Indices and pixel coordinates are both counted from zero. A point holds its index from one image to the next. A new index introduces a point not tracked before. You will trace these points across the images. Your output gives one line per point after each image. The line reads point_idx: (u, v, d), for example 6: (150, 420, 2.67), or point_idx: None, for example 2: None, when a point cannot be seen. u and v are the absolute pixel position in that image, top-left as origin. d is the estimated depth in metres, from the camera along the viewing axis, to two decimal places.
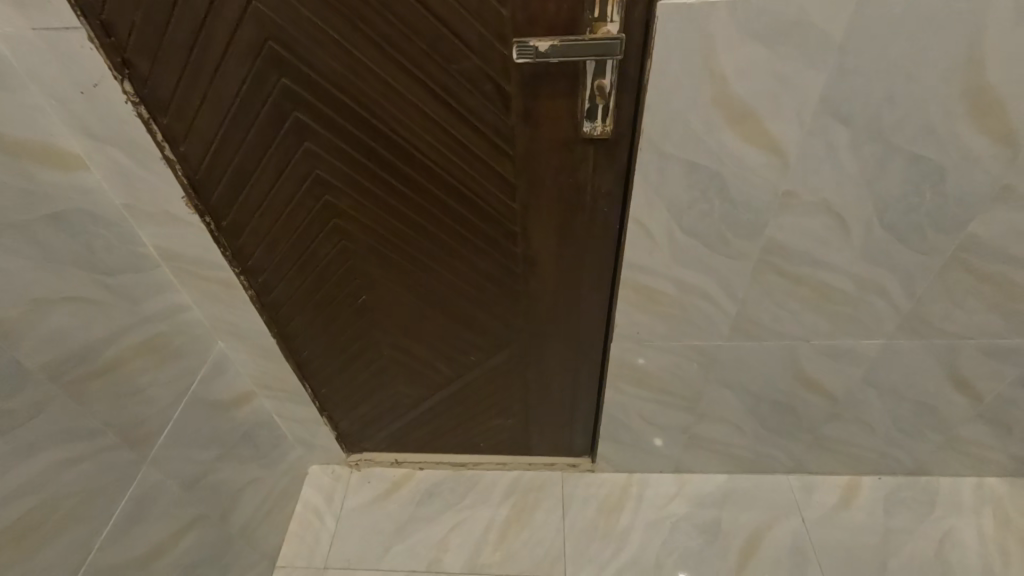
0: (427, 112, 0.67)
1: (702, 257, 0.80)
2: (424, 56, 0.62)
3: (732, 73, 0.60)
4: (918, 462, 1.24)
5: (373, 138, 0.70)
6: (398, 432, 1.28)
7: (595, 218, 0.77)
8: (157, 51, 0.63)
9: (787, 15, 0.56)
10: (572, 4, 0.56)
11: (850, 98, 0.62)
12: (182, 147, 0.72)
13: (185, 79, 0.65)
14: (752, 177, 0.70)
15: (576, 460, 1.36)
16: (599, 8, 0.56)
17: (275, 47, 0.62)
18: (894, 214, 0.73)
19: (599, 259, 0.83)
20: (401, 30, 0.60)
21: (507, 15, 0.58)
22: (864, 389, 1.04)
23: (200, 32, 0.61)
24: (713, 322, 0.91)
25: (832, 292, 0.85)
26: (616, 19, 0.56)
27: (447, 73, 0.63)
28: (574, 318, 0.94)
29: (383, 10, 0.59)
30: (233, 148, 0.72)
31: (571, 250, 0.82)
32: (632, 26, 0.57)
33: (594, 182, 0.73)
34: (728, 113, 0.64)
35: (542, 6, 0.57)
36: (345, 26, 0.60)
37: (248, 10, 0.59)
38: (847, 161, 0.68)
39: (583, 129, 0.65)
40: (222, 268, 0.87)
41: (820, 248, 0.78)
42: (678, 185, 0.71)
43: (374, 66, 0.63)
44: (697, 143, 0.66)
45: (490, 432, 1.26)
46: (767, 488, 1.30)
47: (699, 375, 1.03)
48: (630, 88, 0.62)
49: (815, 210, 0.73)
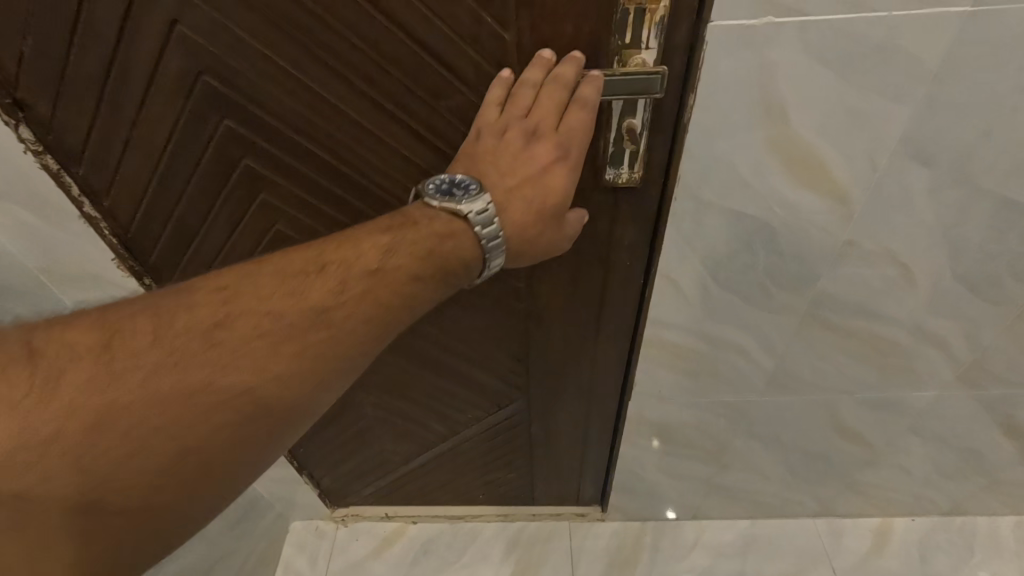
0: (410, 158, 0.54)
1: (740, 312, 0.68)
2: (404, 92, 0.49)
3: (795, 108, 0.47)
4: (956, 503, 1.14)
5: (344, 188, 0.57)
6: (388, 487, 1.15)
7: (615, 272, 0.65)
8: (57, 88, 0.49)
9: (872, 38, 0.43)
10: (594, 26, 0.44)
11: (936, 136, 0.50)
12: (106, 201, 0.58)
13: (98, 122, 0.51)
14: (807, 226, 0.58)
15: (585, 509, 1.24)
16: (630, 31, 0.43)
17: (211, 82, 0.48)
18: (969, 263, 0.62)
19: (618, 316, 0.71)
20: (374, 61, 0.47)
21: (510, 40, 0.46)
22: (908, 437, 0.94)
23: (110, 65, 0.47)
24: (746, 377, 0.79)
25: (885, 344, 0.74)
26: (653, 46, 0.44)
27: (434, 112, 0.50)
28: (587, 376, 0.82)
29: (349, 35, 0.46)
30: (170, 202, 0.58)
31: (585, 305, 0.70)
32: (672, 53, 0.45)
33: (615, 234, 0.60)
34: (785, 155, 0.51)
35: (556, 29, 0.44)
36: (301, 56, 0.47)
37: (171, 37, 0.46)
38: (923, 207, 0.56)
39: (605, 176, 0.53)
40: None
41: (878, 299, 0.67)
42: (717, 236, 0.59)
43: (340, 104, 0.50)
44: (744, 190, 0.54)
45: (490, 485, 1.13)
46: (792, 534, 1.19)
47: (725, 428, 0.91)
48: (665, 128, 0.50)
49: (878, 260, 0.61)
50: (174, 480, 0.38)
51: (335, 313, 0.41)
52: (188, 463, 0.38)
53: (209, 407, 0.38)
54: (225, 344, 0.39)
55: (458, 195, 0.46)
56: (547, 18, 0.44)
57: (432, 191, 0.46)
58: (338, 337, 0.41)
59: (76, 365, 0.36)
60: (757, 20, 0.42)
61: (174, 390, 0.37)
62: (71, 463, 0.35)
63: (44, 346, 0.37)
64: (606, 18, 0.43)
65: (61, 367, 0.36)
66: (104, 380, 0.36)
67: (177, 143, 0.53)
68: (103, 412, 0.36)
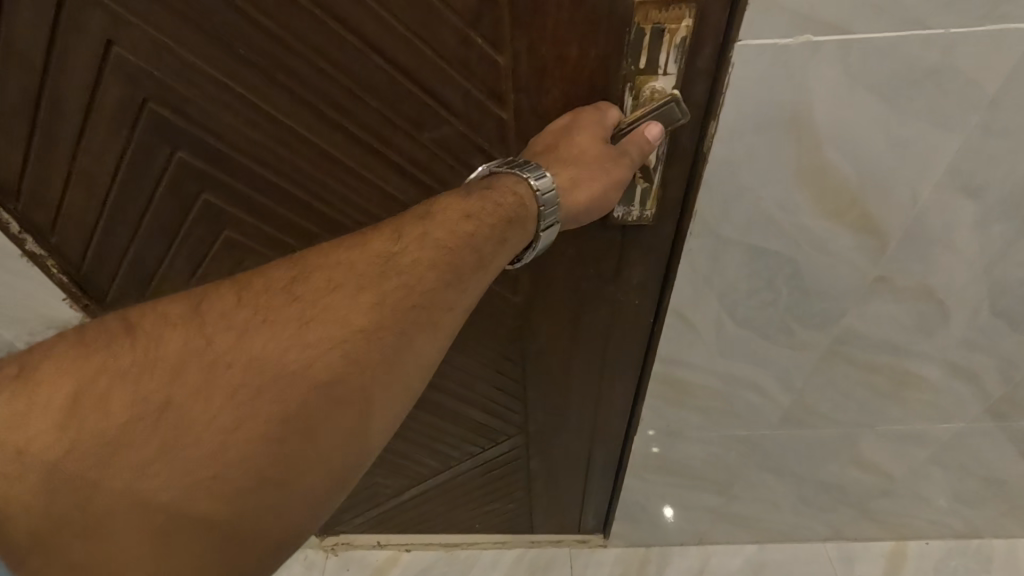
0: (390, 194, 0.48)
1: (759, 349, 0.62)
2: (382, 123, 0.43)
3: (830, 137, 0.41)
4: (972, 528, 1.10)
5: (318, 224, 0.51)
6: (378, 518, 1.09)
7: (621, 312, 0.58)
8: None
9: (925, 60, 0.37)
10: (604, 49, 0.38)
11: (988, 168, 0.44)
12: (53, 238, 0.52)
13: (34, 152, 0.44)
14: (836, 262, 0.52)
15: (586, 536, 1.17)
16: (646, 56, 0.38)
17: (159, 110, 0.42)
18: (1011, 298, 0.56)
19: (623, 354, 0.65)
20: (347, 87, 0.41)
21: (505, 63, 0.40)
22: (929, 467, 0.88)
23: (41, 90, 0.41)
24: (761, 413, 0.74)
25: (912, 379, 0.68)
26: (672, 70, 0.39)
27: (417, 145, 0.45)
28: (590, 415, 0.76)
29: (317, 58, 0.39)
30: (124, 239, 0.52)
31: (588, 344, 0.64)
32: (693, 77, 0.39)
33: (620, 273, 0.54)
34: (816, 188, 0.45)
35: (558, 52, 0.39)
36: (261, 81, 0.40)
37: (108, 61, 0.39)
38: (965, 242, 0.50)
39: (614, 214, 0.47)
40: None
41: (906, 336, 0.61)
42: (735, 273, 0.53)
43: (311, 135, 0.44)
44: (767, 225, 0.48)
45: (486, 515, 1.08)
46: (801, 560, 1.14)
47: (737, 462, 0.86)
48: (683, 160, 0.44)
49: (912, 296, 0.56)
50: (282, 443, 0.32)
51: (423, 258, 0.36)
52: (288, 431, 0.32)
53: (300, 362, 0.33)
54: (303, 299, 0.34)
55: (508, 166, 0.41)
56: (549, 39, 0.38)
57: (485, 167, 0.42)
58: (416, 282, 0.35)
59: (176, 331, 0.34)
60: (792, 39, 0.36)
61: (263, 347, 0.33)
62: (172, 436, 0.32)
63: (140, 318, 0.35)
64: (617, 40, 0.38)
65: (160, 334, 0.34)
66: (194, 345, 0.34)
67: (126, 177, 0.46)
68: (202, 375, 0.33)
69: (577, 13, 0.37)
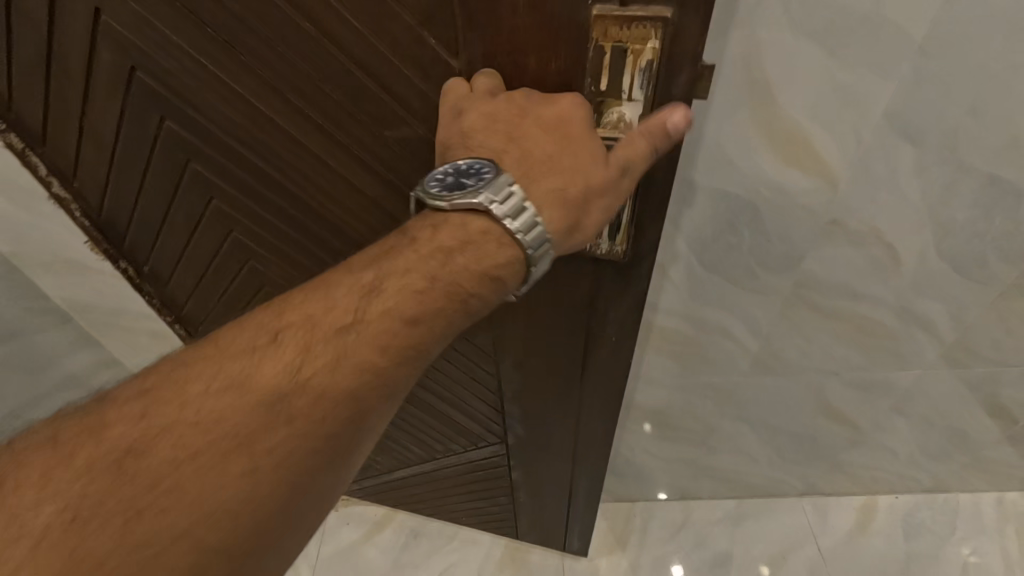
0: (359, 189, 0.50)
1: (727, 294, 0.68)
2: (343, 116, 0.44)
3: (780, 83, 0.46)
4: (939, 481, 1.16)
5: (295, 206, 0.54)
6: (371, 493, 1.15)
7: (597, 347, 0.60)
8: (8, 69, 0.47)
9: (858, 9, 0.42)
10: (564, 65, 0.36)
11: (922, 113, 0.49)
12: (75, 183, 0.57)
13: (51, 105, 0.49)
14: (792, 206, 0.57)
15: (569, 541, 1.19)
16: (606, 80, 0.36)
17: (145, 78, 0.45)
18: (954, 242, 0.61)
19: (598, 386, 0.66)
20: (306, 76, 0.42)
21: (459, 69, 0.38)
22: (892, 417, 0.94)
23: (50, 48, 0.45)
24: (732, 359, 0.79)
25: (871, 325, 0.74)
26: (638, 98, 0.36)
27: (381, 142, 0.45)
28: (569, 436, 0.78)
29: (275, 43, 0.40)
30: (132, 194, 0.57)
31: (564, 373, 0.65)
32: (663, 105, 0.37)
33: (597, 312, 0.55)
34: (769, 132, 0.50)
35: (516, 63, 0.37)
36: (227, 59, 0.42)
37: (98, 26, 0.43)
38: (908, 185, 0.55)
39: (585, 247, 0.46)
40: (152, 317, 0.75)
41: (862, 281, 0.67)
42: (701, 216, 0.58)
43: (277, 119, 0.45)
44: (729, 170, 0.53)
45: (468, 507, 1.12)
46: (778, 513, 1.20)
47: (713, 411, 0.91)
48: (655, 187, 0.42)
49: (863, 239, 0.61)
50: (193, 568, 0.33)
51: (337, 363, 0.36)
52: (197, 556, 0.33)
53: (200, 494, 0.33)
54: (203, 421, 0.33)
55: (471, 183, 0.36)
56: (507, 47, 0.36)
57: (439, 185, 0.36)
58: (326, 393, 0.35)
59: (71, 465, 0.32)
60: None
61: (156, 484, 0.32)
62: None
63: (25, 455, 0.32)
64: (579, 57, 0.35)
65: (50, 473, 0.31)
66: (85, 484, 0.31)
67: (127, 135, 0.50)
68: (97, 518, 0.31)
69: (534, 20, 0.34)
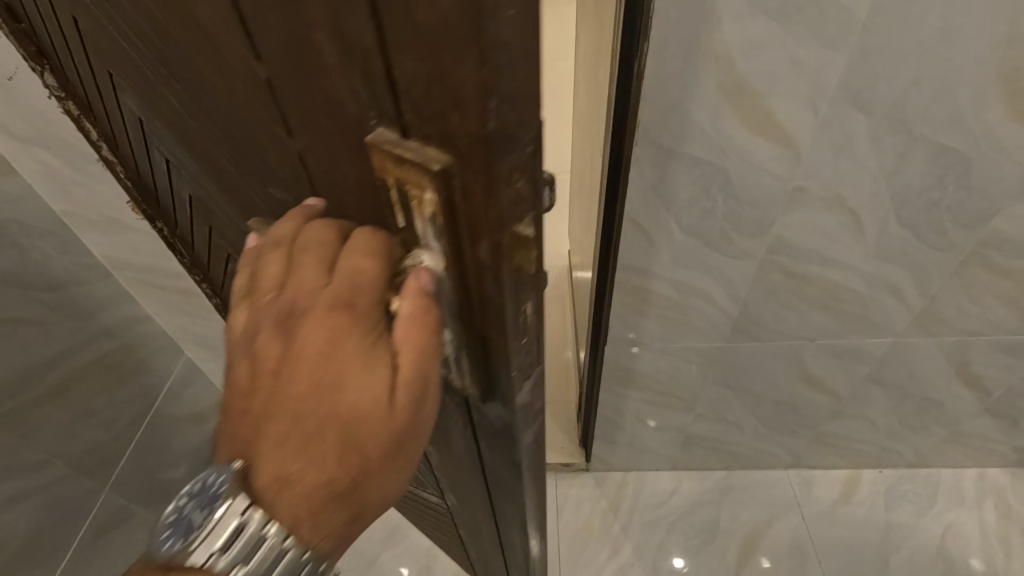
0: None
1: (704, 257, 0.74)
2: (234, 166, 0.39)
3: (740, 54, 0.52)
4: (922, 455, 1.21)
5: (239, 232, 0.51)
6: None
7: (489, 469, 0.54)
8: (51, 48, 0.51)
9: None
10: (368, 181, 0.29)
11: (870, 85, 0.55)
12: (116, 150, 0.62)
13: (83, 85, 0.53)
14: (760, 172, 0.63)
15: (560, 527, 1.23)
16: (402, 214, 0.28)
17: (116, 82, 0.45)
18: (912, 209, 0.67)
19: (501, 501, 0.60)
20: (195, 118, 0.37)
21: (295, 151, 0.31)
22: (869, 385, 1.00)
23: (62, 38, 0.47)
24: (713, 324, 0.85)
25: (841, 291, 0.79)
26: (436, 245, 0.29)
27: (269, 204, 0.40)
28: (486, 522, 0.73)
29: (167, 81, 0.36)
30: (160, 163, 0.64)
31: (466, 476, 0.60)
32: (471, 259, 0.29)
33: (484, 440, 0.48)
34: (734, 101, 0.56)
35: (338, 166, 0.30)
36: (148, 83, 0.39)
37: (74, 28, 0.43)
38: (864, 153, 0.61)
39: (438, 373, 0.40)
40: (183, 275, 0.83)
41: (830, 246, 0.72)
42: (677, 182, 0.64)
43: (199, 154, 0.43)
44: (699, 135, 0.59)
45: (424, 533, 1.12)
46: (765, 484, 1.26)
47: (696, 376, 0.98)
48: (495, 342, 0.34)
49: (827, 206, 0.67)
50: None
51: None
52: None
53: None
54: None
55: (211, 487, 0.31)
56: (323, 146, 0.29)
57: (190, 496, 0.32)
58: None
59: None
60: None
61: None
62: None
63: None
64: (371, 183, 0.29)
65: None
66: None
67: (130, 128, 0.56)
68: None
69: (335, 121, 0.27)
